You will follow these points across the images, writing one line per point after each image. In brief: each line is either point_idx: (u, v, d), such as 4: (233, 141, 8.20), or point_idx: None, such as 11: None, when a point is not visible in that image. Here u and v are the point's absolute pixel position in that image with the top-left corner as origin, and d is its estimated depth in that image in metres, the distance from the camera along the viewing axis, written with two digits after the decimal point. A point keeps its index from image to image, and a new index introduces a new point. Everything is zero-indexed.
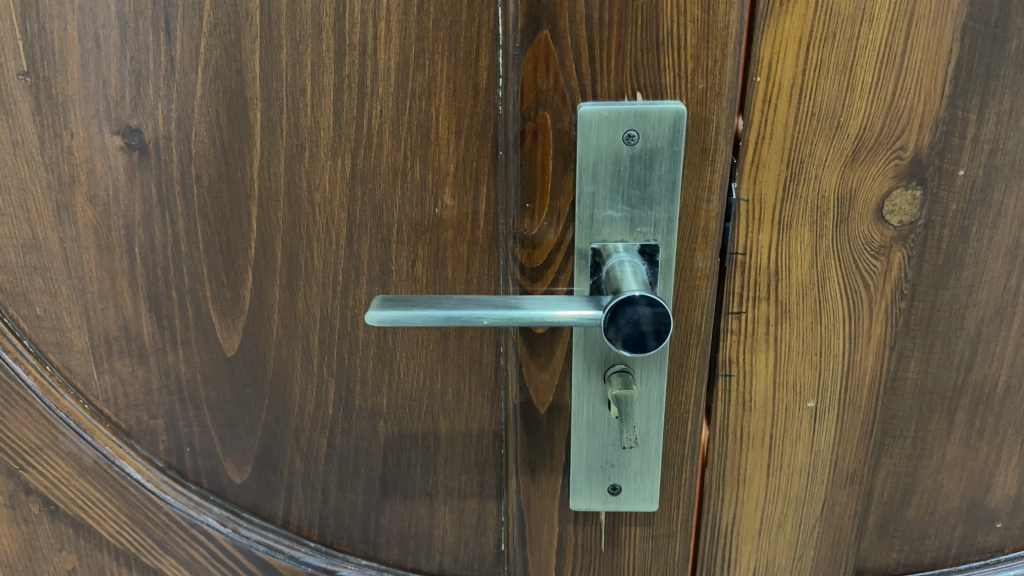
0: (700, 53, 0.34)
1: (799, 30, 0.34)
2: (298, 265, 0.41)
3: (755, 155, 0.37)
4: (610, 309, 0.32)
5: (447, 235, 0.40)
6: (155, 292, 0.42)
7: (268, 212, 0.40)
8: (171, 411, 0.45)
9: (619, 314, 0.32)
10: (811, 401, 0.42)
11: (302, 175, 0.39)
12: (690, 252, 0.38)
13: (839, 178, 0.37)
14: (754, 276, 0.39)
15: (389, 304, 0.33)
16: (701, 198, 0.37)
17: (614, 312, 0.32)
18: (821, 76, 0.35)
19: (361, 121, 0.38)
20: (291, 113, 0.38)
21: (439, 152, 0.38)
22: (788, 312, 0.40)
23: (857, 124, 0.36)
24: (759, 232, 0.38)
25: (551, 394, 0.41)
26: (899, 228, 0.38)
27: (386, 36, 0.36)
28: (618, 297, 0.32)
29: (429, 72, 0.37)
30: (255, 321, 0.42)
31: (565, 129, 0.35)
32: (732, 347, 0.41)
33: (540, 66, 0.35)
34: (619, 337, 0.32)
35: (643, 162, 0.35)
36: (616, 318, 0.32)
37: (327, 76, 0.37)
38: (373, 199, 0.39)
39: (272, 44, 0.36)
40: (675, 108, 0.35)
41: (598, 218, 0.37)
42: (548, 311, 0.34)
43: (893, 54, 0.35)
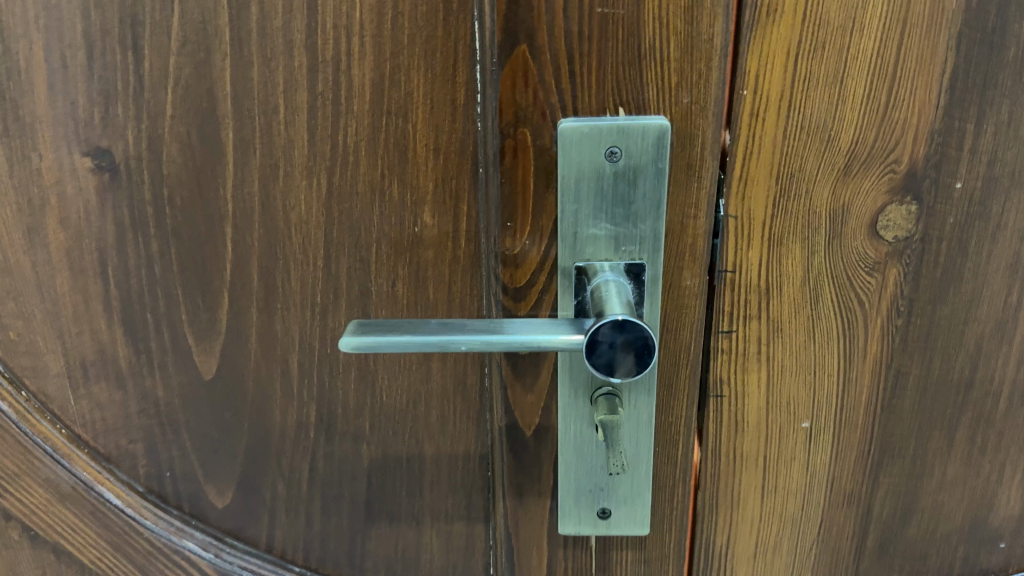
0: (684, 66, 0.33)
1: (788, 40, 0.33)
2: (275, 286, 0.39)
3: (743, 171, 0.36)
4: (618, 324, 0.31)
5: (427, 254, 0.39)
6: (130, 315, 0.41)
7: (243, 234, 0.39)
8: (149, 435, 0.44)
9: (626, 329, 0.32)
10: (806, 422, 0.41)
11: (277, 195, 0.38)
12: (679, 271, 0.37)
13: (832, 193, 0.36)
14: (744, 295, 0.38)
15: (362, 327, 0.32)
16: (688, 216, 0.36)
17: (623, 327, 0.31)
18: (810, 89, 0.34)
19: (337, 139, 0.37)
20: (263, 132, 0.37)
21: (418, 170, 0.37)
22: (779, 332, 0.38)
23: (849, 138, 0.35)
24: (748, 249, 0.37)
25: (538, 416, 0.40)
26: (894, 244, 0.37)
27: (360, 52, 0.35)
28: (613, 321, 0.32)
29: (406, 88, 0.36)
30: (232, 343, 0.41)
31: (546, 145, 0.35)
32: (723, 367, 0.39)
33: (518, 81, 0.34)
34: (628, 353, 0.32)
35: (626, 180, 0.34)
36: (625, 332, 0.31)
37: (300, 93, 0.36)
38: (350, 218, 0.38)
39: (242, 62, 0.35)
40: (657, 124, 0.34)
41: (582, 236, 0.36)
42: (531, 335, 0.33)
43: (885, 65, 0.33)
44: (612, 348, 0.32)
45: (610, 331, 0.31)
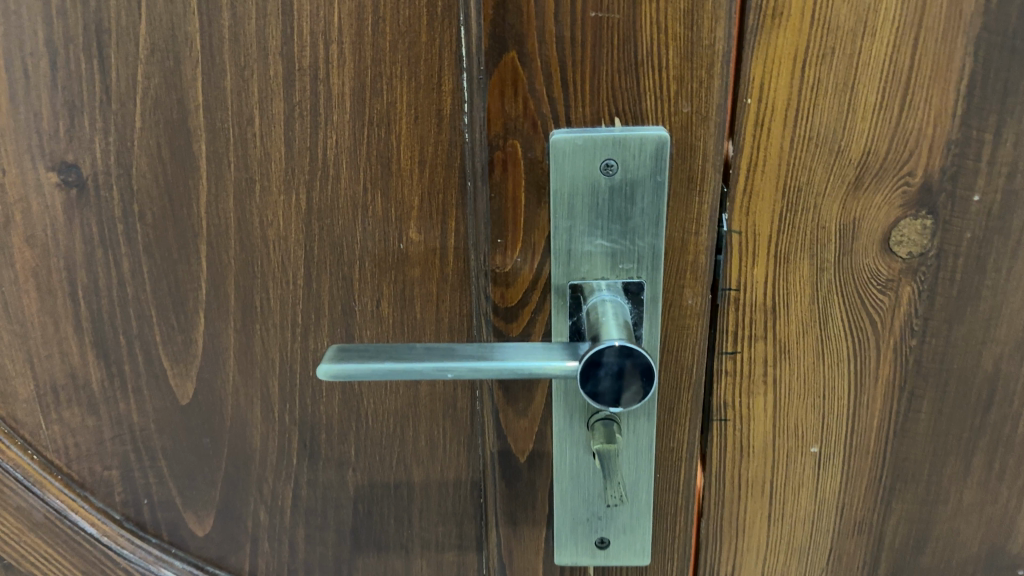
0: (684, 73, 0.31)
1: (794, 46, 0.31)
2: (253, 306, 0.37)
3: (747, 184, 0.33)
4: (625, 348, 0.30)
5: (413, 271, 0.37)
6: (102, 337, 0.39)
7: (219, 251, 0.37)
8: (125, 461, 0.42)
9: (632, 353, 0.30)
10: (815, 446, 0.38)
11: (253, 211, 0.36)
12: (680, 289, 0.35)
13: (841, 207, 0.34)
14: (749, 314, 0.36)
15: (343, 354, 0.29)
16: (688, 231, 0.34)
17: (630, 351, 0.30)
18: (819, 97, 0.32)
19: (316, 151, 0.35)
20: (238, 144, 0.35)
21: (402, 184, 0.35)
22: (787, 353, 0.36)
23: (859, 149, 0.33)
24: (754, 266, 0.35)
25: (532, 441, 0.38)
26: (907, 260, 0.35)
27: (338, 59, 0.33)
28: (619, 346, 0.30)
29: (388, 97, 0.34)
30: (209, 366, 0.39)
31: (538, 158, 0.33)
32: (727, 390, 0.37)
33: (507, 90, 0.32)
34: (631, 381, 0.30)
35: (623, 195, 0.33)
36: (632, 358, 0.30)
37: (276, 103, 0.34)
38: (331, 235, 0.36)
39: (214, 71, 0.33)
40: (656, 135, 0.32)
41: (576, 254, 0.34)
42: (525, 361, 0.31)
43: (898, 72, 0.31)
44: (615, 373, 0.30)
45: (617, 355, 0.30)
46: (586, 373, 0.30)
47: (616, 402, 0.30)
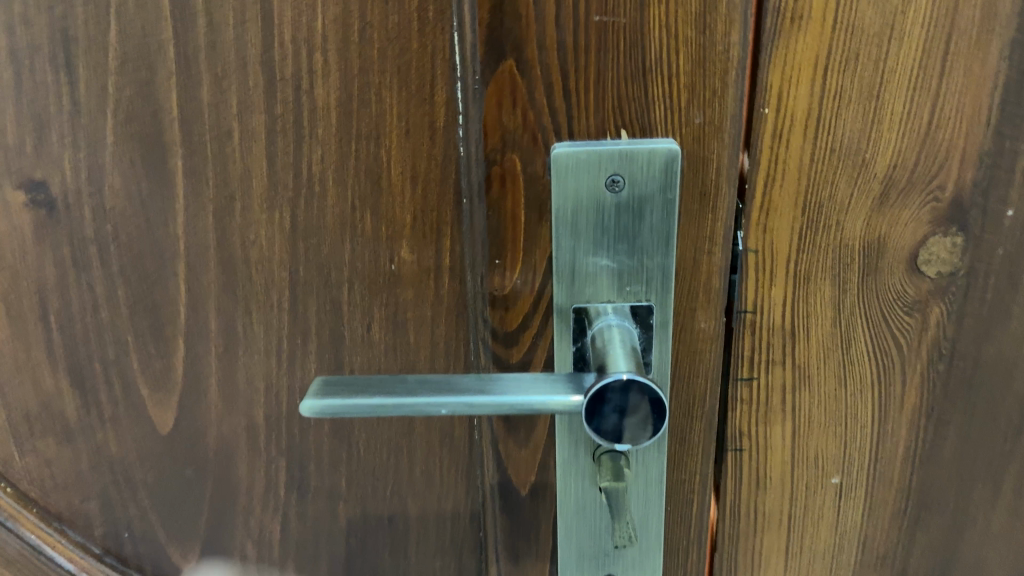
0: (696, 81, 0.29)
1: (815, 52, 0.29)
2: (236, 331, 0.35)
3: (765, 200, 0.31)
4: (628, 380, 0.27)
5: (406, 293, 0.34)
6: (77, 364, 0.37)
7: (198, 273, 0.34)
8: (104, 493, 0.39)
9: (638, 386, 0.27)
10: (836, 477, 0.36)
11: (235, 231, 0.33)
12: (692, 312, 0.33)
13: (866, 225, 0.31)
14: (767, 339, 0.33)
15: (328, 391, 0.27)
16: (701, 250, 0.32)
17: (634, 384, 0.27)
18: (842, 107, 0.29)
19: (300, 166, 0.32)
20: (217, 160, 0.32)
21: (393, 202, 0.33)
22: (806, 378, 0.34)
23: (886, 162, 0.30)
24: (772, 288, 0.32)
25: (534, 473, 0.35)
26: (936, 280, 0.32)
27: (323, 68, 0.31)
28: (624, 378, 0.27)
29: (377, 108, 0.31)
30: (191, 394, 0.37)
31: (538, 173, 0.31)
32: (743, 418, 0.35)
33: (505, 101, 0.29)
34: (636, 416, 0.27)
35: (631, 212, 0.31)
36: (637, 392, 0.27)
37: (257, 116, 0.31)
38: (318, 255, 0.34)
39: (190, 81, 0.31)
40: (666, 147, 0.29)
41: (580, 275, 0.32)
42: (525, 397, 0.28)
43: (928, 80, 0.29)
44: (619, 407, 0.27)
45: (621, 386, 0.27)
46: (590, 411, 0.28)
47: (624, 440, 0.28)
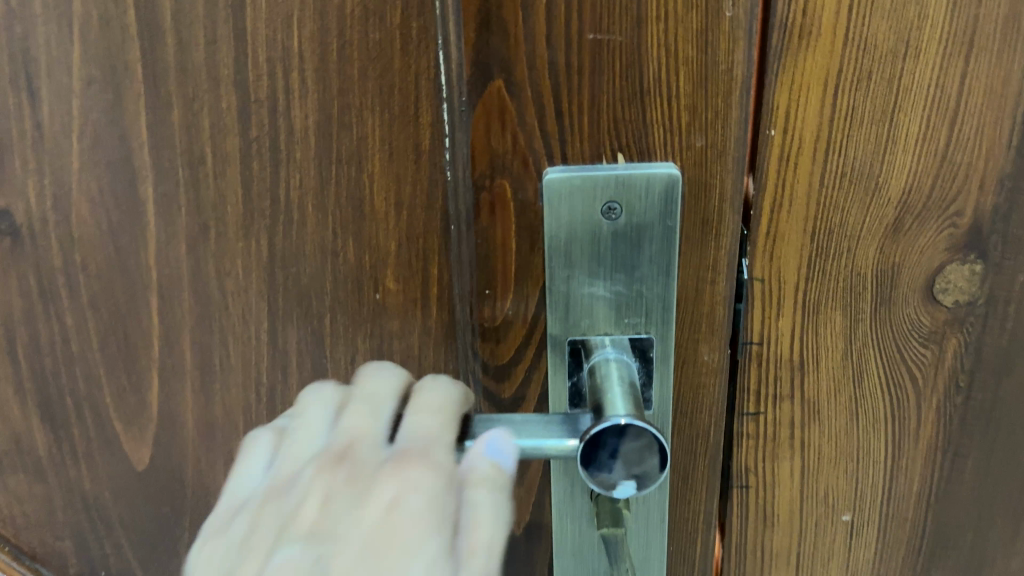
0: (697, 102, 0.27)
1: (824, 70, 0.27)
2: (212, 365, 0.33)
3: (771, 226, 0.29)
4: (624, 425, 0.25)
5: (392, 323, 0.32)
6: (47, 398, 0.35)
7: (171, 305, 0.32)
8: (79, 530, 0.38)
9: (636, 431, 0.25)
10: (846, 514, 0.34)
11: (209, 261, 0.32)
12: (695, 344, 0.31)
13: (879, 252, 0.29)
14: (774, 371, 0.31)
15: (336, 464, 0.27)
16: (704, 279, 0.30)
17: (631, 428, 0.25)
18: (853, 128, 0.27)
19: (277, 193, 0.30)
20: (189, 187, 0.30)
21: (377, 229, 0.31)
22: (816, 412, 0.32)
23: (900, 187, 0.28)
24: (779, 318, 0.31)
25: (528, 512, 0.34)
26: (953, 310, 0.30)
27: (301, 90, 0.29)
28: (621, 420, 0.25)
29: (358, 131, 0.29)
30: (166, 430, 0.35)
31: (530, 200, 0.29)
32: (749, 454, 0.33)
33: (494, 124, 0.28)
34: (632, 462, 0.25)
35: (629, 240, 0.29)
36: (634, 437, 0.25)
37: (231, 140, 0.30)
38: (298, 285, 0.32)
39: (159, 104, 0.29)
40: (666, 172, 0.28)
41: (576, 306, 0.30)
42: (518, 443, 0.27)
43: (945, 99, 0.27)
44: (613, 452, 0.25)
45: (616, 431, 0.25)
46: (585, 458, 0.26)
47: (625, 486, 0.26)
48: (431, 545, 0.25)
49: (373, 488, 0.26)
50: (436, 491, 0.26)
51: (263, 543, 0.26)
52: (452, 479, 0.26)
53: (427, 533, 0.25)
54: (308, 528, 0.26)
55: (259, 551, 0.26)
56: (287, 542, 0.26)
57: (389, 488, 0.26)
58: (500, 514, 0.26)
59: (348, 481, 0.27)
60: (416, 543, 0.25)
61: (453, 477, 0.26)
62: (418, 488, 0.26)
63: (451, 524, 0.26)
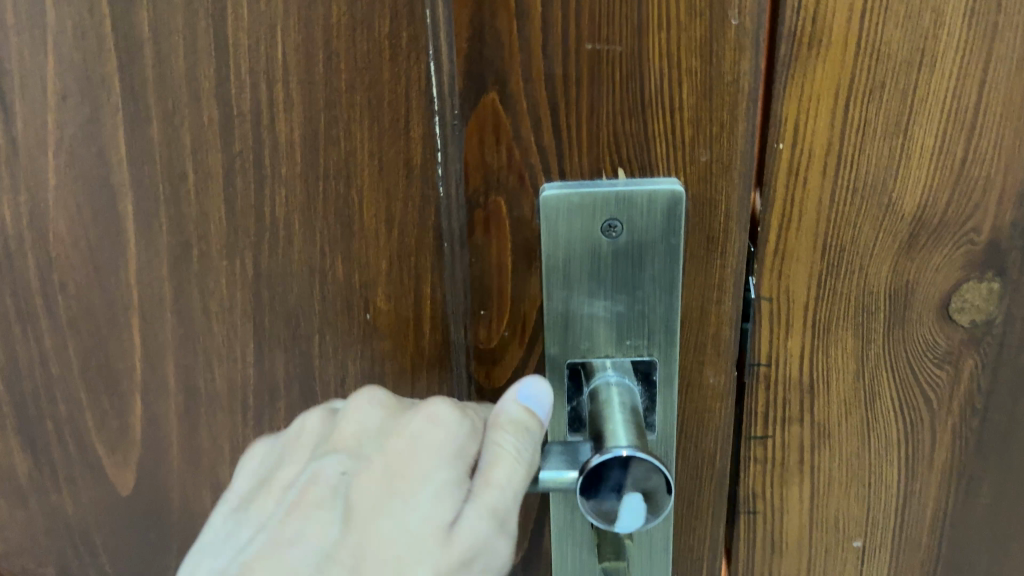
0: (701, 115, 0.26)
1: (836, 80, 0.25)
2: (197, 387, 0.32)
3: (779, 243, 0.28)
4: (627, 456, 0.24)
5: (383, 344, 0.31)
6: (26, 423, 0.34)
7: (154, 325, 0.31)
8: (61, 556, 0.37)
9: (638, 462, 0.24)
10: (858, 540, 0.33)
11: (192, 280, 0.30)
12: (699, 366, 0.29)
13: (892, 269, 0.28)
14: (782, 394, 0.30)
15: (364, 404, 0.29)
16: (709, 299, 0.28)
17: (633, 460, 0.24)
18: (866, 141, 0.26)
19: (263, 210, 0.29)
20: (170, 203, 0.29)
21: (366, 247, 0.29)
22: (826, 436, 0.31)
23: (914, 202, 0.27)
24: (788, 338, 0.29)
25: (527, 539, 0.32)
26: (970, 330, 0.29)
27: (285, 102, 0.27)
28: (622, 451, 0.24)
29: (346, 146, 0.28)
30: (151, 453, 0.34)
31: (526, 217, 0.28)
32: (757, 479, 0.32)
33: (488, 138, 0.26)
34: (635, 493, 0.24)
35: (630, 259, 0.28)
36: (637, 468, 0.24)
37: (214, 155, 0.28)
38: (285, 305, 0.30)
39: (138, 118, 0.28)
40: (668, 189, 0.27)
41: (575, 328, 0.29)
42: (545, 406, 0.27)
43: (963, 110, 0.26)
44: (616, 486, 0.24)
45: (619, 465, 0.24)
46: (586, 491, 0.24)
47: (627, 519, 0.25)
48: (442, 482, 0.26)
49: (401, 423, 0.28)
50: (456, 432, 0.27)
51: (305, 447, 0.29)
52: (475, 420, 0.28)
53: (435, 470, 0.27)
54: (343, 442, 0.29)
55: (302, 450, 0.29)
56: (325, 453, 0.29)
57: (412, 427, 0.27)
58: (526, 464, 0.26)
59: (380, 409, 0.29)
60: (428, 478, 0.27)
61: (475, 420, 0.27)
62: (440, 428, 0.27)
63: (467, 462, 0.27)
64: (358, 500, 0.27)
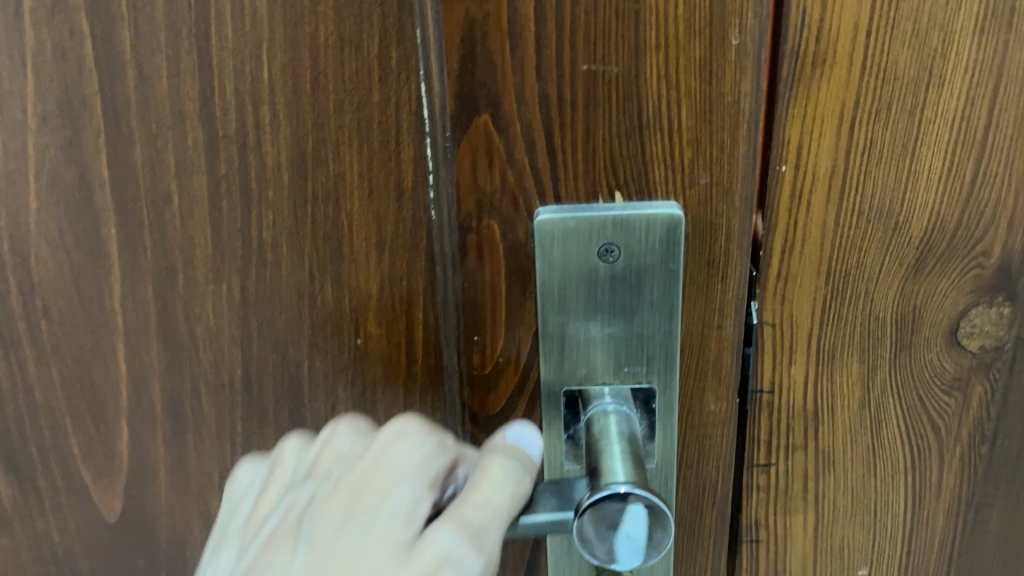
0: (701, 137, 0.25)
1: (840, 101, 0.24)
2: (184, 412, 0.31)
3: (782, 268, 0.27)
4: (624, 494, 0.23)
5: (374, 370, 0.30)
6: (10, 448, 0.33)
7: (139, 351, 0.30)
8: None
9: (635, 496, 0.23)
10: (863, 569, 0.32)
11: (178, 305, 0.30)
12: (699, 393, 0.29)
13: (899, 294, 0.27)
14: (786, 421, 0.29)
15: (335, 433, 0.28)
16: (710, 324, 0.27)
17: (631, 496, 0.23)
18: (872, 163, 0.25)
19: (249, 234, 0.28)
20: (154, 227, 0.28)
21: (356, 272, 0.28)
22: (831, 464, 0.30)
23: (922, 225, 0.26)
24: (792, 365, 0.28)
25: (523, 568, 0.31)
26: (979, 355, 0.28)
27: (272, 124, 0.26)
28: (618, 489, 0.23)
29: (335, 168, 0.27)
30: (138, 479, 0.33)
31: (520, 241, 0.27)
32: (759, 507, 0.31)
33: (480, 160, 0.25)
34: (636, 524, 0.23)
35: (628, 284, 0.27)
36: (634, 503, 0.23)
37: (198, 178, 0.27)
38: (273, 330, 0.30)
39: (121, 140, 0.27)
40: (667, 213, 0.26)
41: (571, 355, 0.28)
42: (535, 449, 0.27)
43: (972, 132, 0.25)
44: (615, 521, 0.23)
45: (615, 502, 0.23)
46: (584, 528, 0.23)
47: (630, 549, 0.24)
48: (405, 498, 0.25)
49: (369, 445, 0.27)
50: (422, 446, 0.26)
51: (280, 480, 0.28)
52: (444, 438, 0.27)
53: (400, 488, 0.26)
54: (313, 467, 0.28)
55: (275, 479, 0.29)
56: (299, 483, 0.28)
57: (376, 443, 0.27)
58: (513, 485, 0.25)
59: (351, 433, 0.28)
60: (390, 494, 0.25)
61: (444, 438, 0.27)
62: (405, 441, 0.26)
63: (435, 479, 0.26)
64: (321, 522, 0.26)
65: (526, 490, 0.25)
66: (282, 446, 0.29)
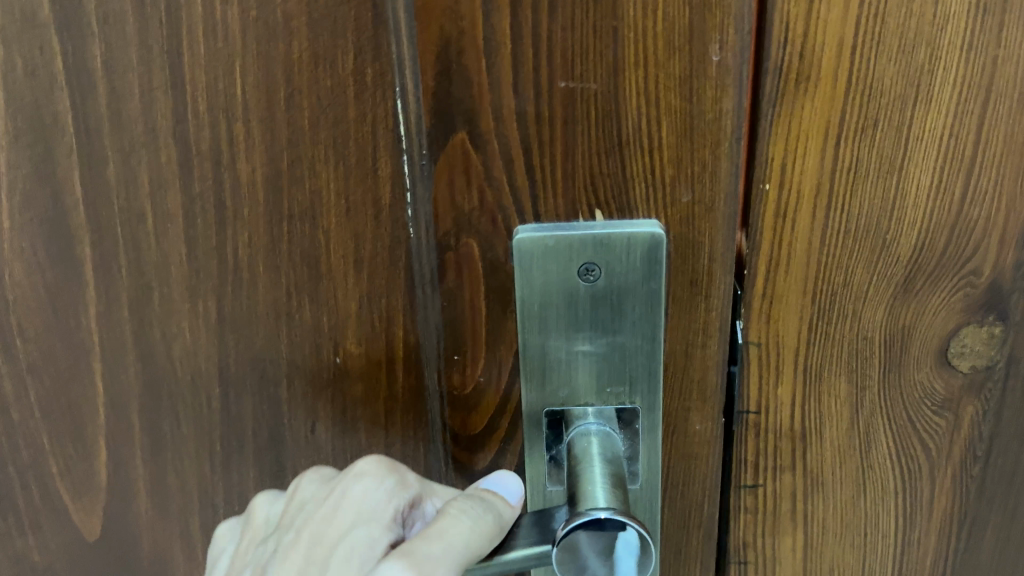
0: (682, 155, 0.24)
1: (824, 118, 0.24)
2: (162, 432, 0.31)
3: (767, 287, 0.26)
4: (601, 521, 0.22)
5: (354, 390, 0.30)
6: None
7: (116, 371, 0.30)
8: None
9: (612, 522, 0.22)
10: None
11: (154, 324, 0.29)
12: (684, 413, 0.28)
13: (887, 314, 0.26)
14: (773, 441, 0.29)
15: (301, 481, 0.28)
16: (694, 344, 0.27)
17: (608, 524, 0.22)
18: (858, 181, 0.25)
19: (225, 253, 0.28)
20: (129, 246, 0.28)
21: (335, 290, 0.28)
22: (819, 484, 0.29)
23: (910, 244, 0.25)
24: (778, 384, 0.28)
25: None
26: (970, 375, 0.28)
27: (246, 142, 0.26)
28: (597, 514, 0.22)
29: (311, 185, 0.26)
30: (119, 498, 0.32)
31: (500, 260, 0.26)
32: (746, 528, 0.30)
33: (458, 178, 0.25)
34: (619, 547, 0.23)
35: (609, 304, 0.26)
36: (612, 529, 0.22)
37: (173, 197, 0.27)
38: (251, 349, 0.29)
39: (94, 159, 0.27)
40: (648, 231, 0.25)
41: (553, 376, 0.27)
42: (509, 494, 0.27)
43: (961, 149, 0.24)
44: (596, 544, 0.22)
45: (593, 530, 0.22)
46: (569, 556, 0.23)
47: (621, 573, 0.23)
48: (361, 539, 0.26)
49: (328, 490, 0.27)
50: (379, 485, 0.26)
51: (252, 535, 0.29)
52: (404, 476, 0.27)
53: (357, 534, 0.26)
54: (281, 516, 0.28)
55: (249, 534, 0.29)
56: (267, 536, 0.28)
57: (335, 486, 0.27)
58: (471, 520, 0.25)
59: (316, 478, 0.28)
60: (345, 539, 0.26)
61: (404, 476, 0.27)
62: (363, 481, 0.26)
63: (392, 518, 0.26)
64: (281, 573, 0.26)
65: (489, 528, 0.25)
66: (255, 503, 0.30)
